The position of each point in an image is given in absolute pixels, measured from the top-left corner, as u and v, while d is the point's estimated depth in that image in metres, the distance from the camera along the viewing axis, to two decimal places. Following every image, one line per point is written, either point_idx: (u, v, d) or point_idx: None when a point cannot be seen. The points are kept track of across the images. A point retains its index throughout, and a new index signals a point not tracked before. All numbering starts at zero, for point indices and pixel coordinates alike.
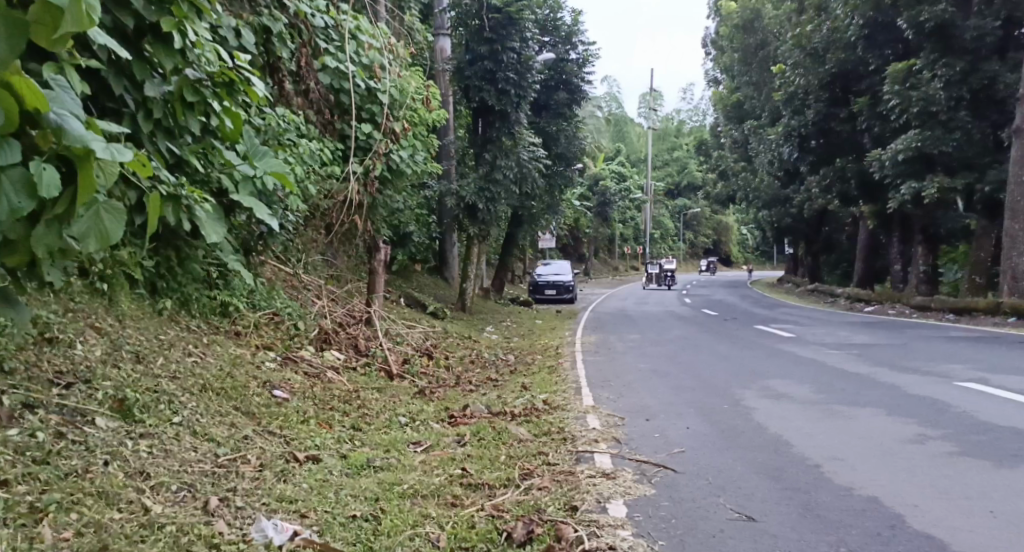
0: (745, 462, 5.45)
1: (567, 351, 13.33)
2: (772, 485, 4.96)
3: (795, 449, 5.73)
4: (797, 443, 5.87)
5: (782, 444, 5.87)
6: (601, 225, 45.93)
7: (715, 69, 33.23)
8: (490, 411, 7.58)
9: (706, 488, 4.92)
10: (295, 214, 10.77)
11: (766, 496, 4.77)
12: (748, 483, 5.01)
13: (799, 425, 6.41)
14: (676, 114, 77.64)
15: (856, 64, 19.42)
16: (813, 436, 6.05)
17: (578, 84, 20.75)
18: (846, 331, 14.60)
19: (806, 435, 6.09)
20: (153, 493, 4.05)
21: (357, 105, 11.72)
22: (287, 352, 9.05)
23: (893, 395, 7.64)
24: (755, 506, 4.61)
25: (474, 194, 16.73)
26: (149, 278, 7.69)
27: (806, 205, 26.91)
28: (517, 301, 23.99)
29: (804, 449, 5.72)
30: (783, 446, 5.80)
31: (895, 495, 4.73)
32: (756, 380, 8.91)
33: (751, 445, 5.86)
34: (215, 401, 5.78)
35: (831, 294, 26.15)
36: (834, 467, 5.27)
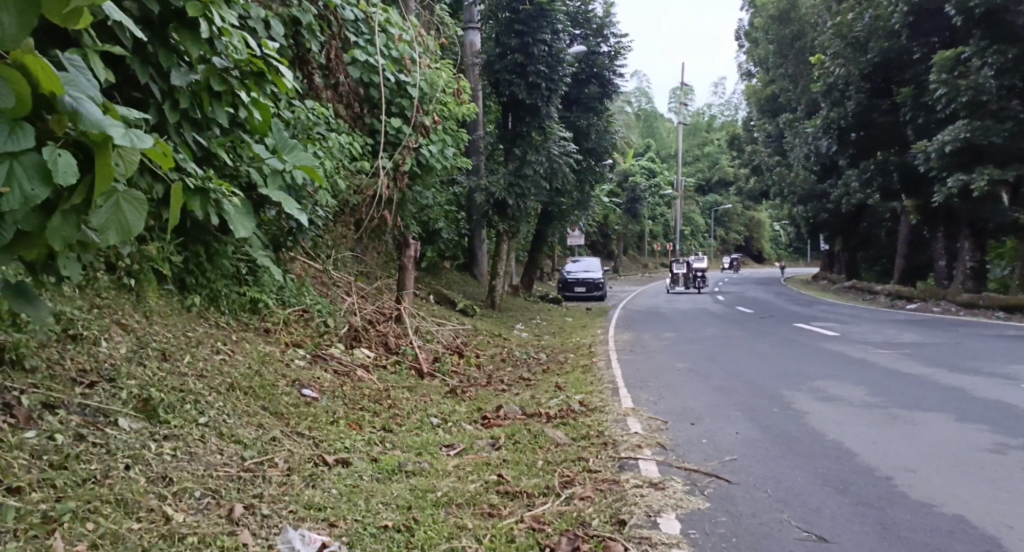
0: (808, 472, 5.15)
1: (600, 349, 13.09)
2: (840, 499, 4.67)
3: (860, 458, 5.43)
4: (861, 451, 5.58)
5: (844, 451, 5.59)
6: (630, 222, 45.53)
7: (748, 62, 32.73)
8: (524, 412, 7.33)
9: (766, 502, 4.64)
10: (325, 209, 10.59)
11: (834, 512, 4.48)
12: (813, 496, 4.72)
13: (860, 431, 6.12)
14: (707, 109, 76.87)
15: (900, 52, 18.82)
16: (878, 443, 5.76)
17: (609, 77, 20.54)
18: (893, 330, 14.19)
19: (869, 442, 5.79)
20: (176, 500, 3.84)
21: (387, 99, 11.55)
22: (316, 349, 8.88)
23: (958, 398, 7.30)
24: (825, 524, 4.33)
25: (504, 190, 16.57)
26: (177, 274, 7.49)
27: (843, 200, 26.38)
28: (546, 298, 23.74)
29: (869, 457, 5.43)
30: (845, 455, 5.52)
31: (981, 513, 4.43)
32: (806, 381, 8.60)
33: (810, 453, 5.58)
34: (242, 401, 5.57)
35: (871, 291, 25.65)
36: (907, 479, 4.98)
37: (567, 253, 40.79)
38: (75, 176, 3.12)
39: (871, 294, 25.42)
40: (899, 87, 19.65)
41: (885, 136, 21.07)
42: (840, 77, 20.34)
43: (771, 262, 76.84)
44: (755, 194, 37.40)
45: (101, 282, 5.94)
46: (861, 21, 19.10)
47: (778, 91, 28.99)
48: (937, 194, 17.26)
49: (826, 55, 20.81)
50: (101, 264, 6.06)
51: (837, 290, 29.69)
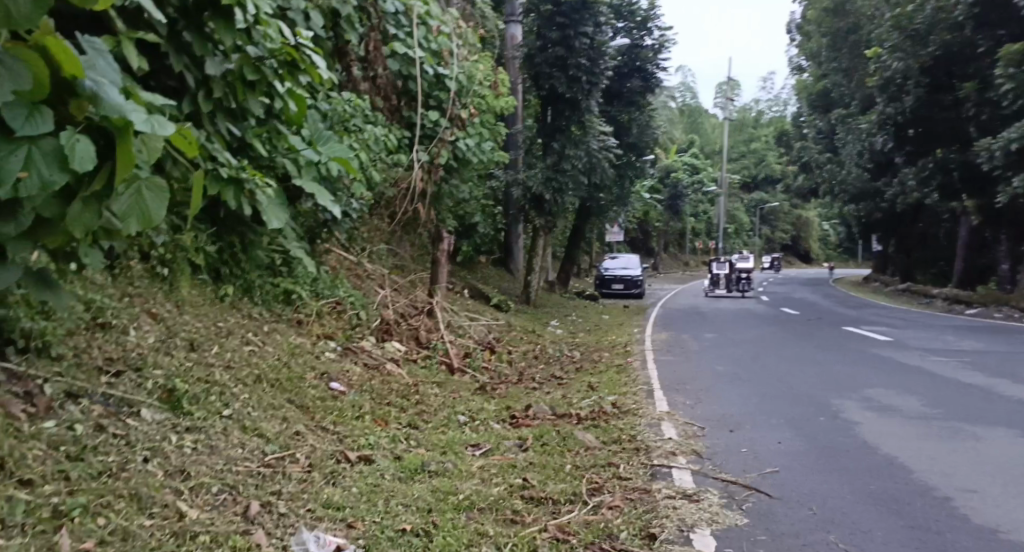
0: (858, 489, 4.95)
1: (637, 349, 12.88)
2: (894, 521, 4.46)
3: (915, 475, 5.21)
4: (917, 468, 5.35)
5: (899, 468, 5.37)
6: (671, 218, 45.10)
7: (799, 57, 32.14)
8: (555, 412, 7.17)
9: (812, 521, 4.44)
10: (361, 201, 10.51)
11: (887, 535, 4.28)
12: (864, 516, 4.51)
13: (916, 446, 5.89)
14: (754, 105, 75.86)
15: (962, 46, 18.51)
16: (936, 460, 5.53)
17: (652, 71, 20.16)
18: (948, 336, 13.80)
19: (926, 458, 5.56)
20: (192, 495, 3.77)
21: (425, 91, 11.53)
22: (347, 342, 8.83)
23: (1019, 413, 7.04)
24: (874, 547, 4.13)
25: (541, 184, 16.48)
26: (211, 263, 7.40)
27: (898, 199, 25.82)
28: (582, 294, 23.57)
29: (926, 475, 5.20)
30: (900, 472, 5.29)
31: None
32: (854, 389, 8.36)
33: (860, 468, 5.36)
34: (270, 394, 5.47)
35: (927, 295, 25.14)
36: (968, 500, 4.76)
37: (604, 249, 40.52)
38: (93, 162, 3.04)
39: (926, 297, 24.83)
40: (961, 82, 19.20)
41: (944, 135, 20.70)
42: (897, 71, 19.79)
43: (816, 262, 75.71)
44: (803, 191, 36.76)
45: (134, 269, 5.81)
46: (923, 13, 18.57)
47: (831, 87, 28.41)
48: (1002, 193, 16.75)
49: (885, 47, 20.32)
50: (134, 252, 5.96)
51: (889, 293, 29.09)
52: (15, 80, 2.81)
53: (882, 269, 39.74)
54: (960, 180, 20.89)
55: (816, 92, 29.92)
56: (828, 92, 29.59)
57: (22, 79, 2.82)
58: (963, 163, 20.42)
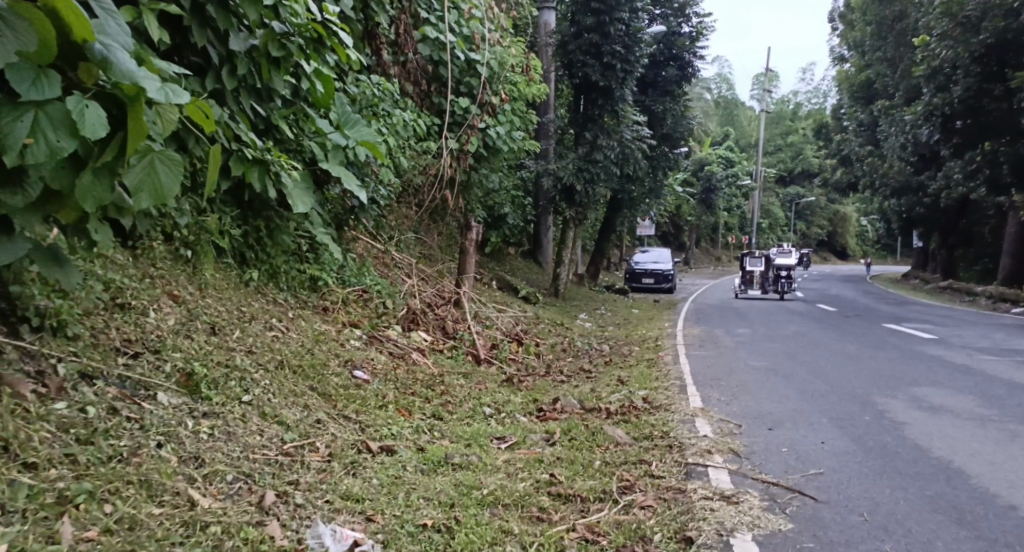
0: (912, 494, 4.72)
1: (667, 344, 12.63)
2: (955, 531, 4.24)
3: (973, 482, 4.97)
4: (977, 474, 5.10)
5: (957, 473, 5.12)
6: (705, 213, 44.64)
7: (842, 46, 31.49)
8: (583, 406, 6.97)
9: (864, 528, 4.23)
10: (388, 187, 10.38)
11: (947, 546, 4.06)
12: (922, 525, 4.29)
13: (974, 449, 5.63)
14: (793, 97, 74.71)
15: (1017, 33, 17.81)
16: (997, 465, 5.28)
17: (689, 59, 19.94)
18: (993, 335, 13.43)
19: (986, 463, 5.31)
20: (206, 484, 3.65)
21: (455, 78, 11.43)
22: (373, 330, 8.69)
23: None
24: None
25: (572, 175, 16.29)
26: (236, 247, 7.24)
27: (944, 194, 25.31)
28: (612, 288, 23.32)
29: (987, 482, 4.95)
30: (958, 477, 5.05)
31: None
32: (900, 388, 8.08)
33: (914, 472, 5.13)
34: (292, 381, 5.31)
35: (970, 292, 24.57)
36: None
37: (635, 242, 40.19)
38: (103, 128, 3.01)
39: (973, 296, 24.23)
40: (1015, 71, 18.59)
41: (997, 126, 20.06)
42: (947, 59, 19.22)
43: (852, 259, 74.53)
44: (842, 185, 36.09)
45: (157, 249, 5.63)
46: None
47: (875, 77, 27.83)
48: None
49: (932, 35, 19.87)
50: (158, 232, 5.82)
51: (932, 290, 28.40)
52: (21, 40, 2.82)
53: (925, 266, 38.89)
54: (1009, 172, 20.31)
55: (859, 82, 29.28)
56: (871, 83, 28.92)
57: (27, 39, 2.83)
58: (1014, 155, 19.78)
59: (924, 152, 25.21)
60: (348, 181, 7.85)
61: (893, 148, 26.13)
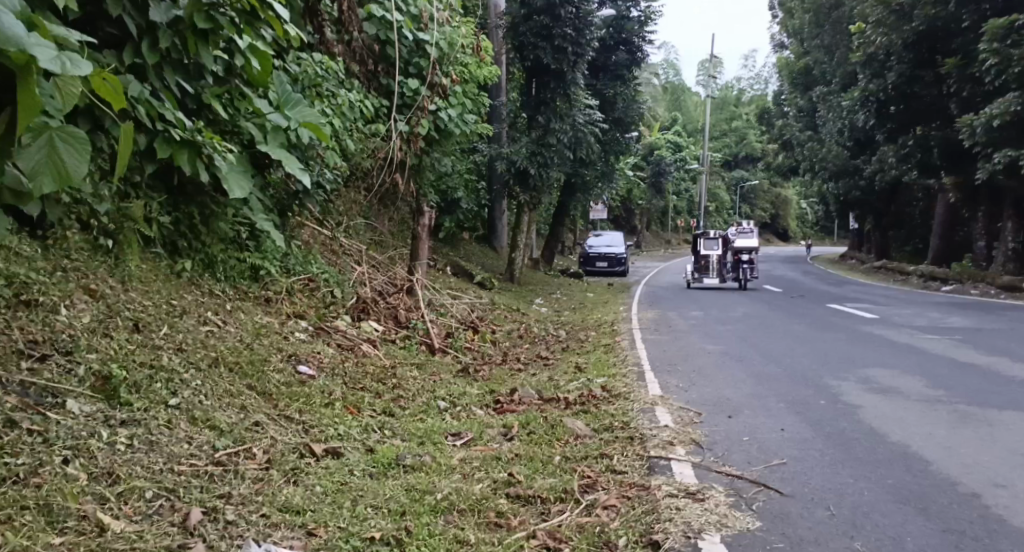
0: (876, 484, 4.49)
1: (623, 328, 12.40)
2: (922, 522, 4.01)
3: (935, 467, 4.76)
4: (935, 459, 4.90)
5: (916, 458, 4.92)
6: (654, 197, 44.69)
7: (782, 33, 31.67)
8: (541, 397, 6.68)
9: (830, 523, 3.98)
10: (335, 170, 9.96)
11: (918, 540, 3.82)
12: (888, 517, 4.06)
13: (929, 433, 5.45)
14: (738, 82, 75.20)
15: (947, 19, 17.94)
16: (955, 449, 5.08)
17: (639, 43, 19.66)
18: (938, 313, 13.44)
19: (943, 447, 5.11)
20: (119, 504, 3.29)
21: (405, 58, 11.04)
22: (320, 321, 8.29)
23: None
24: None
25: (525, 159, 15.96)
26: (167, 237, 6.77)
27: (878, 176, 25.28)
28: (569, 271, 23.08)
29: (946, 467, 4.75)
30: (917, 463, 4.84)
31: None
32: (851, 369, 7.92)
33: (873, 459, 4.91)
34: (224, 379, 4.92)
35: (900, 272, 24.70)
36: (999, 497, 4.31)
37: (588, 228, 40.08)
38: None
39: (904, 274, 24.52)
40: (945, 58, 18.78)
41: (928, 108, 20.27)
42: (882, 46, 19.33)
43: (798, 241, 75.41)
44: (785, 169, 36.37)
45: (73, 240, 5.20)
46: None
47: (814, 63, 28.01)
48: (982, 170, 16.49)
49: (867, 22, 19.93)
50: (74, 221, 5.37)
51: (867, 270, 28.70)
52: None
53: (860, 247, 39.39)
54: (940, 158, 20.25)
55: (799, 69, 29.46)
56: (811, 69, 29.11)
57: None
58: (944, 141, 19.64)
59: (861, 136, 25.45)
60: (289, 164, 7.44)
61: (833, 133, 26.32)
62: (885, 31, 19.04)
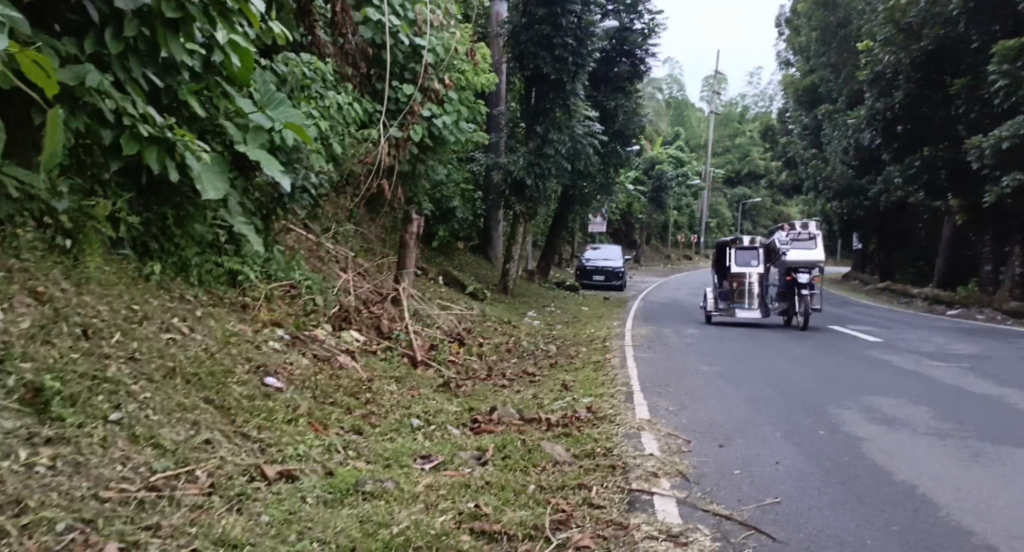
0: (881, 530, 4.18)
1: (615, 344, 12.09)
2: None
3: (945, 512, 4.46)
4: (944, 503, 4.59)
5: (925, 502, 4.59)
6: (655, 212, 44.36)
7: (787, 51, 31.54)
8: (521, 417, 6.37)
9: None
10: (321, 174, 9.68)
11: None
12: None
13: (936, 472, 5.13)
14: (741, 100, 74.99)
15: (956, 40, 17.71)
16: (966, 492, 4.76)
17: (641, 56, 19.46)
18: (942, 338, 13.11)
19: (952, 489, 4.80)
20: (21, 538, 3.03)
21: (400, 63, 10.82)
22: (298, 330, 7.97)
23: None
24: None
25: (523, 169, 15.69)
26: (137, 237, 6.46)
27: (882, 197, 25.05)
28: (564, 285, 22.76)
29: (957, 514, 4.43)
30: (926, 508, 4.52)
31: None
32: (852, 397, 7.60)
33: (877, 501, 4.59)
34: (179, 392, 4.59)
35: (905, 294, 24.40)
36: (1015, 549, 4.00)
37: (586, 239, 39.67)
38: None
39: (906, 297, 24.18)
40: (952, 79, 18.53)
41: (931, 130, 20.12)
42: (888, 66, 19.18)
43: None
44: (787, 187, 36.11)
45: (24, 239, 4.94)
46: (918, 5, 17.91)
47: (819, 81, 27.84)
48: (989, 193, 16.24)
49: (875, 41, 19.78)
50: (27, 219, 5.08)
51: (865, 291, 28.43)
52: None
53: (861, 268, 38.99)
54: (947, 178, 20.14)
55: (804, 87, 29.20)
56: (816, 88, 28.84)
57: None
58: (951, 159, 19.61)
59: (864, 157, 25.17)
60: (269, 165, 7.14)
61: (836, 152, 26.00)
62: (895, 49, 18.90)
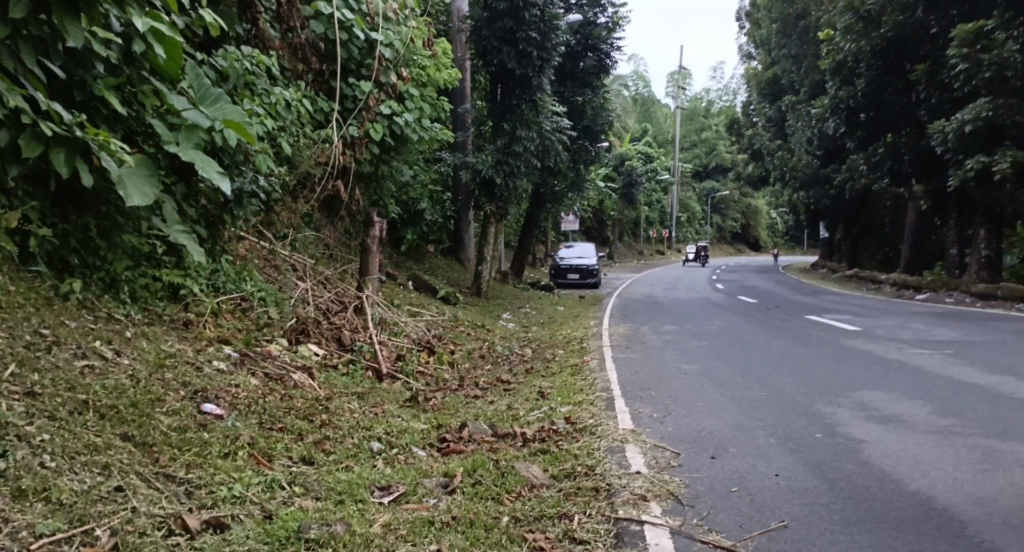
0: None
1: (593, 345, 11.54)
2: None
3: (972, 532, 3.91)
4: (970, 519, 4.05)
5: (947, 520, 4.04)
6: (626, 209, 43.78)
7: (749, 44, 31.23)
8: (495, 431, 5.78)
9: None
10: (269, 179, 9.04)
11: None
12: None
13: (952, 479, 4.58)
14: (705, 94, 74.72)
15: (915, 26, 17.24)
16: (991, 504, 4.22)
17: (606, 50, 18.95)
18: (924, 324, 12.65)
19: (976, 501, 4.26)
20: None
21: (358, 60, 10.14)
22: (248, 346, 7.30)
23: None
24: None
25: (491, 167, 15.05)
26: (53, 251, 6.00)
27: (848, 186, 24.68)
28: (539, 285, 22.14)
29: (987, 533, 3.90)
30: (951, 527, 3.98)
31: None
32: (842, 393, 7.05)
33: (893, 521, 4.04)
34: (89, 429, 4.02)
35: (875, 280, 24.01)
36: None
37: (559, 238, 39.14)
38: None
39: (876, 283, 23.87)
40: (914, 65, 18.12)
41: (896, 116, 19.63)
42: (849, 53, 18.65)
43: (769, 249, 74.65)
44: (755, 179, 35.73)
45: None
46: None
47: (781, 73, 27.50)
48: (953, 177, 15.80)
49: (835, 28, 19.37)
50: None
51: (839, 279, 28.10)
52: None
53: (830, 255, 38.72)
54: (911, 165, 19.46)
55: (767, 80, 28.78)
56: (779, 80, 28.43)
57: None
58: (915, 146, 19.26)
59: (829, 146, 24.75)
60: (205, 167, 6.41)
61: (801, 143, 25.59)
62: (856, 37, 18.40)
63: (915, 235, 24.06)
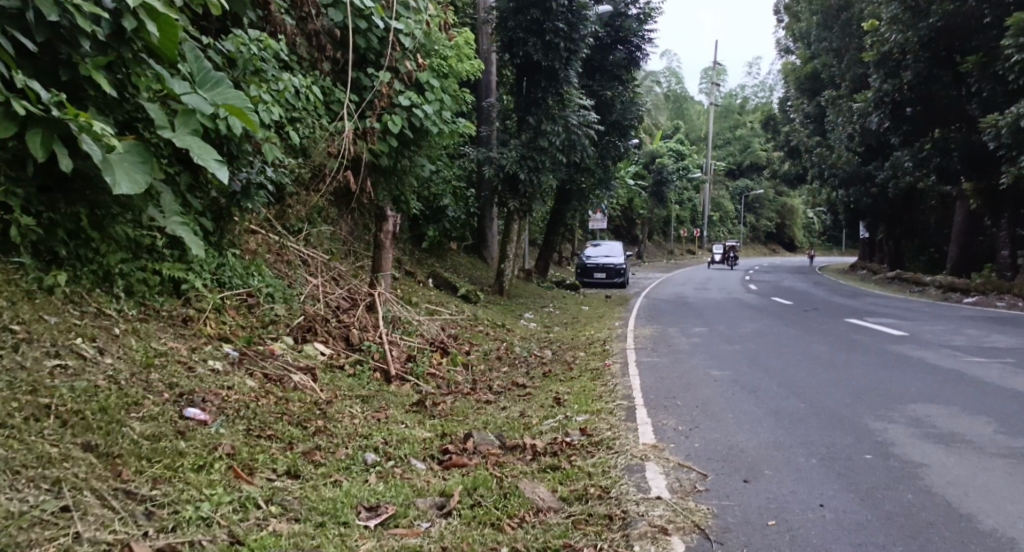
0: None
1: (616, 347, 11.05)
2: None
3: None
4: None
5: None
6: (657, 206, 43.06)
7: (787, 38, 30.48)
8: (503, 443, 5.33)
9: None
10: (278, 169, 8.65)
11: None
12: None
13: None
14: (740, 91, 73.58)
15: (965, 16, 16.49)
16: None
17: (638, 43, 18.45)
18: (972, 329, 12.04)
19: None
20: None
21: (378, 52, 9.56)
22: (250, 346, 6.78)
23: None
24: None
25: (515, 162, 14.62)
26: (40, 243, 5.61)
27: (890, 183, 23.91)
28: (565, 283, 21.66)
29: None
30: None
31: None
32: (890, 406, 6.56)
33: None
34: (46, 438, 3.80)
35: (917, 283, 23.20)
36: None
37: (588, 235, 38.65)
38: None
39: (917, 286, 23.07)
40: (964, 56, 17.36)
41: (945, 110, 19.05)
42: (895, 45, 17.97)
43: (803, 250, 73.41)
44: (792, 176, 34.92)
45: None
46: None
47: (821, 68, 26.75)
48: (1006, 174, 15.10)
49: (880, 19, 18.66)
50: None
51: (876, 281, 27.27)
52: None
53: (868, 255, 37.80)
54: (961, 161, 18.84)
55: (805, 75, 28.05)
56: (818, 75, 27.69)
57: None
58: (964, 142, 18.52)
59: (871, 143, 23.99)
60: (201, 155, 6.01)
61: (841, 139, 24.88)
62: (901, 28, 17.72)
63: (963, 236, 23.16)
